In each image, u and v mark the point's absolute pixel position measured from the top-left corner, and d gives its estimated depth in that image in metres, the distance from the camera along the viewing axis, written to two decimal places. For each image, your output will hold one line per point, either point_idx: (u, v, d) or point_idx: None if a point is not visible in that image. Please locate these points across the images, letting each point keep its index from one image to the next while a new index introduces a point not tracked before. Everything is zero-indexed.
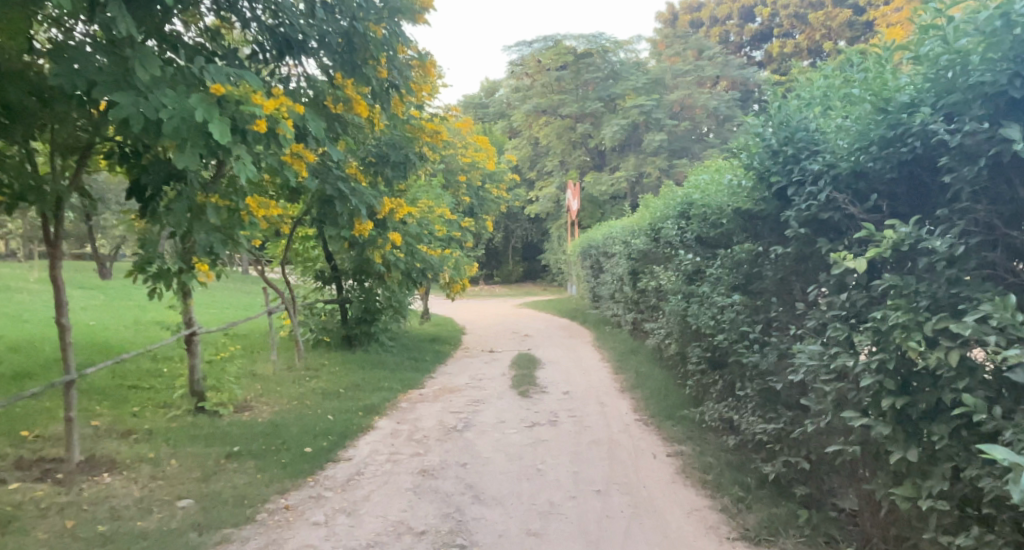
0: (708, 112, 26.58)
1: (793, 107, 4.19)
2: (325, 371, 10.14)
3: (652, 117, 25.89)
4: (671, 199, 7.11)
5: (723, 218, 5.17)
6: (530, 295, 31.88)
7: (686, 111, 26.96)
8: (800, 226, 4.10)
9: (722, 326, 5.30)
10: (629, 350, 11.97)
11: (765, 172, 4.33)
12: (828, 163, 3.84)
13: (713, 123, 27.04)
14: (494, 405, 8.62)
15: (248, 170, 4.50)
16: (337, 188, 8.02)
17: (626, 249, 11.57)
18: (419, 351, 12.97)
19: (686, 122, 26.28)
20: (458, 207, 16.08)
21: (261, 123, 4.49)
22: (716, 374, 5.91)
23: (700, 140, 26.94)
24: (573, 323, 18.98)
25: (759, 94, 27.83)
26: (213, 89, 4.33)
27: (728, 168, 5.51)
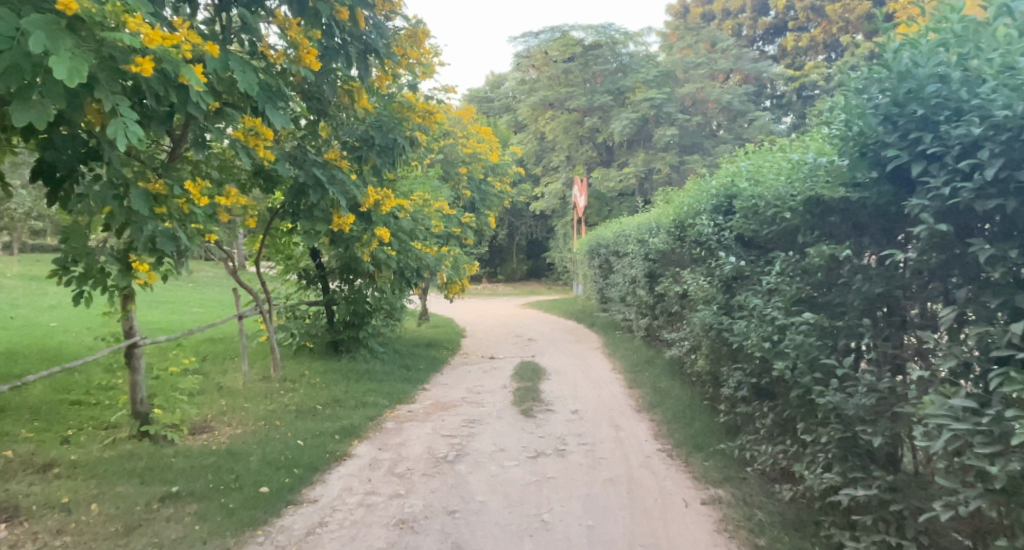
0: (721, 107, 25.44)
1: (920, 49, 3.33)
2: (303, 382, 9.06)
3: (662, 111, 24.75)
4: (705, 189, 6.01)
5: (788, 213, 4.19)
6: (535, 295, 30.83)
7: (699, 106, 25.81)
8: (936, 221, 3.31)
9: (780, 350, 4.21)
10: (644, 362, 10.85)
11: (875, 142, 3.51)
12: (995, 125, 3.01)
13: (726, 118, 25.90)
14: (494, 427, 7.54)
15: (132, 131, 3.74)
16: (312, 176, 6.91)
17: (641, 248, 10.45)
18: (412, 358, 11.83)
19: (699, 117, 25.16)
20: (458, 202, 14.95)
21: (143, 62, 3.82)
22: (765, 406, 4.82)
23: (711, 136, 25.83)
24: (580, 327, 17.84)
25: (774, 89, 26.69)
26: (62, 8, 3.55)
27: (792, 152, 4.40)
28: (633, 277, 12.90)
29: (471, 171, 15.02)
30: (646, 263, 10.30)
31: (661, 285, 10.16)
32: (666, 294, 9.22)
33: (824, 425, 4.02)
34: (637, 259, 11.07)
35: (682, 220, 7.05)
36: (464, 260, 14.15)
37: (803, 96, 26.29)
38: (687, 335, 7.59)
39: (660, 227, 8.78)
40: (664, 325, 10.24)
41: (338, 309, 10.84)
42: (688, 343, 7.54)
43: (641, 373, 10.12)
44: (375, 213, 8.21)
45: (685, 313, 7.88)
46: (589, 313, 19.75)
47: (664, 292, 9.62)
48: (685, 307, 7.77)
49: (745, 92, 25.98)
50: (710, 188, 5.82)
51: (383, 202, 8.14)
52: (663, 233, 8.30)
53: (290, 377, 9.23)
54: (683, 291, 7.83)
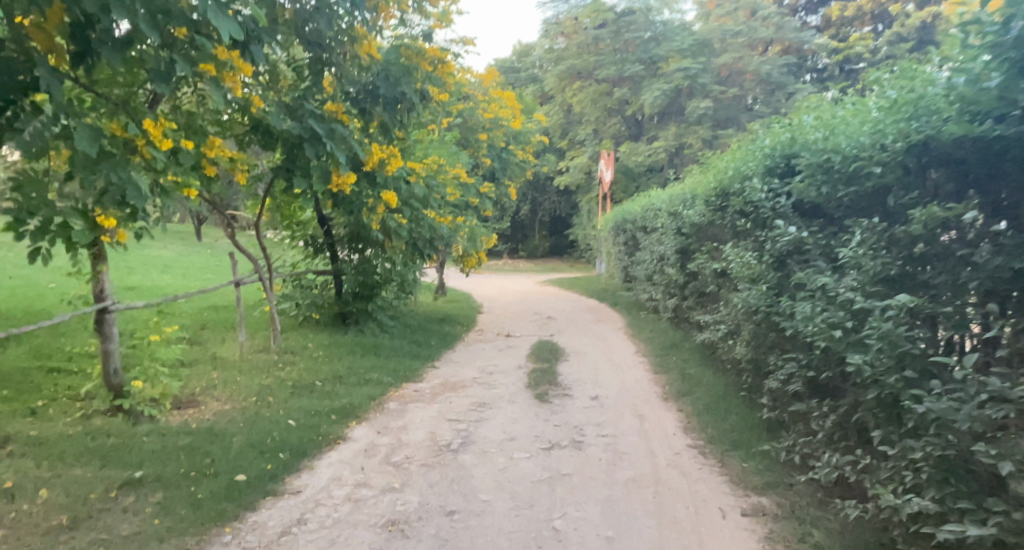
0: (759, 79, 24.40)
1: None
2: (303, 355, 8.42)
3: (696, 83, 23.74)
4: (757, 150, 5.26)
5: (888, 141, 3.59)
6: (556, 272, 30.10)
7: (734, 78, 24.77)
8: None
9: (866, 344, 3.54)
10: (670, 347, 10.12)
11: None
12: None
13: (762, 92, 24.83)
14: (506, 413, 6.87)
15: None
16: (309, 128, 6.22)
17: (672, 222, 9.69)
18: (424, 334, 11.16)
19: (734, 89, 24.14)
20: (477, 170, 14.23)
21: None
22: (825, 407, 4.12)
23: (746, 110, 24.83)
24: (602, 307, 17.12)
25: (814, 62, 25.56)
26: None
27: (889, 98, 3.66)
28: (662, 254, 12.13)
29: (492, 139, 14.29)
30: (676, 237, 9.53)
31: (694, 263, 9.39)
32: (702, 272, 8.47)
33: (919, 439, 3.39)
34: (668, 235, 10.30)
35: (727, 188, 6.34)
36: (483, 231, 13.47)
37: (845, 70, 25.14)
38: (724, 317, 6.85)
39: (696, 198, 8.01)
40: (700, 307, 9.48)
41: (345, 278, 10.19)
42: (723, 326, 6.81)
43: (667, 359, 9.41)
44: (381, 173, 7.50)
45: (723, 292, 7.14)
46: (612, 292, 18.99)
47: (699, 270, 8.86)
48: (724, 285, 7.04)
49: (784, 66, 24.88)
50: (764, 149, 5.09)
51: (390, 161, 7.42)
52: (698, 204, 7.56)
53: (291, 350, 8.60)
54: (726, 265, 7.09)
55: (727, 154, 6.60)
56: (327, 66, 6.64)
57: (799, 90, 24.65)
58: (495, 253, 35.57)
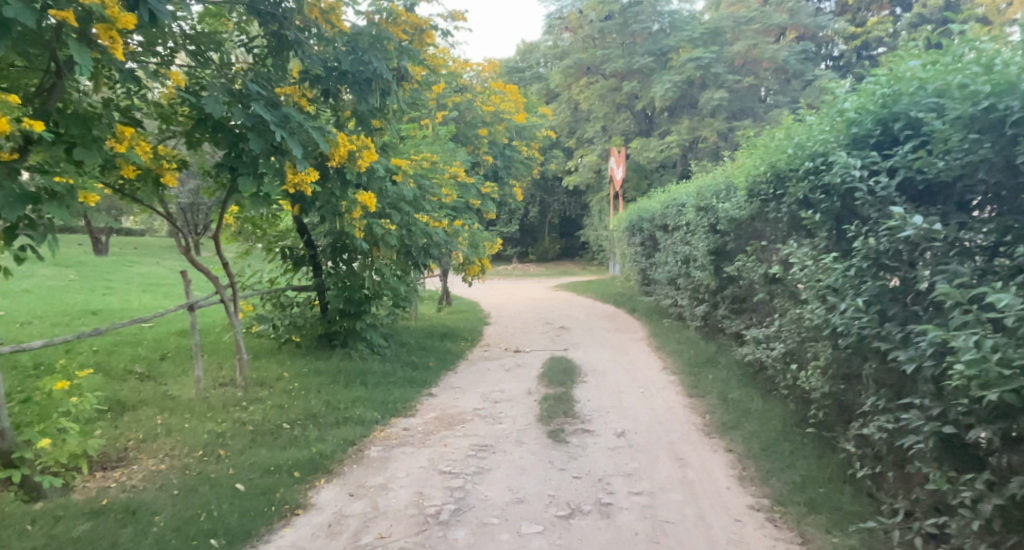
0: (775, 68, 23.12)
1: None
2: (273, 388, 7.07)
3: (710, 72, 22.38)
4: (840, 119, 4.02)
5: None
6: (568, 276, 28.79)
7: (748, 66, 23.44)
8: None
9: None
10: (705, 364, 8.79)
11: None
12: None
13: (779, 80, 23.51)
14: (515, 460, 5.59)
15: None
16: (253, 115, 4.89)
17: (701, 220, 8.42)
18: (421, 355, 9.83)
19: (750, 79, 22.86)
20: (478, 170, 12.95)
21: None
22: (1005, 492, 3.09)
23: (761, 101, 23.58)
24: (619, 314, 15.81)
25: (832, 47, 24.23)
26: None
27: None
28: (689, 256, 10.81)
29: (494, 135, 13.02)
30: (709, 236, 8.22)
31: (732, 266, 8.08)
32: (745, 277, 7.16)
33: None
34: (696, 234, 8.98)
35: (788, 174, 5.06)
36: (488, 237, 12.19)
37: (863, 56, 23.86)
38: (782, 334, 5.56)
39: (736, 190, 6.73)
40: (742, 318, 8.18)
41: (329, 294, 8.92)
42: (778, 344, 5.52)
43: (703, 379, 8.09)
44: (352, 169, 6.07)
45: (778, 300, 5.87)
46: (630, 297, 17.66)
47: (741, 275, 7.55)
48: (781, 294, 5.75)
49: (800, 51, 23.64)
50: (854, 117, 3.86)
51: (363, 154, 6.00)
52: (742, 196, 6.28)
53: (260, 382, 7.26)
54: (786, 267, 5.80)
55: (785, 131, 5.30)
56: (291, 47, 5.46)
57: (819, 76, 23.33)
58: (504, 257, 34.24)
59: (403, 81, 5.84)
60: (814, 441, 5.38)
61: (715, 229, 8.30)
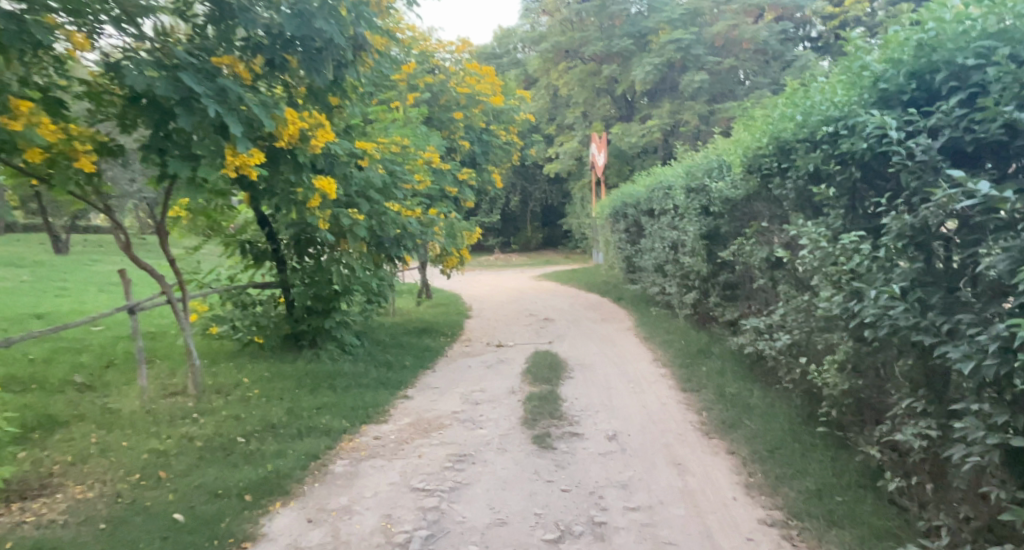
0: (755, 48, 22.71)
1: None
2: (229, 396, 6.42)
3: (690, 54, 21.95)
4: (868, 76, 3.68)
5: None
6: (551, 265, 28.24)
7: (729, 47, 22.96)
8: None
9: None
10: (699, 356, 8.25)
11: None
12: None
13: (760, 61, 23.12)
14: (496, 472, 5.01)
15: None
16: (182, 89, 4.25)
17: (691, 201, 7.88)
18: (396, 353, 9.22)
19: (731, 60, 22.43)
20: (454, 156, 12.32)
21: None
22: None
23: (743, 83, 23.19)
24: (604, 303, 15.27)
25: (812, 26, 23.85)
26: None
27: None
28: (677, 241, 10.28)
29: (470, 119, 12.39)
30: (702, 219, 7.68)
31: (727, 249, 7.54)
32: (743, 262, 6.62)
33: None
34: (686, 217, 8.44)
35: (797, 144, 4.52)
36: (465, 226, 11.56)
37: (843, 35, 23.53)
38: (789, 324, 5.05)
39: (733, 166, 6.18)
40: (739, 306, 7.65)
41: (295, 291, 8.30)
42: (785, 335, 5.01)
43: (698, 372, 7.56)
44: (304, 151, 5.41)
45: (782, 286, 5.36)
46: (615, 285, 17.13)
47: (738, 259, 7.01)
48: (786, 279, 5.22)
49: (780, 31, 23.28)
50: (887, 71, 3.57)
51: (317, 136, 5.35)
52: (740, 173, 5.73)
53: (215, 390, 6.60)
54: (792, 249, 5.27)
55: (791, 98, 4.75)
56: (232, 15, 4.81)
57: (800, 56, 22.97)
58: (486, 247, 33.56)
59: (367, 51, 5.29)
60: (827, 442, 4.86)
61: (708, 211, 7.76)
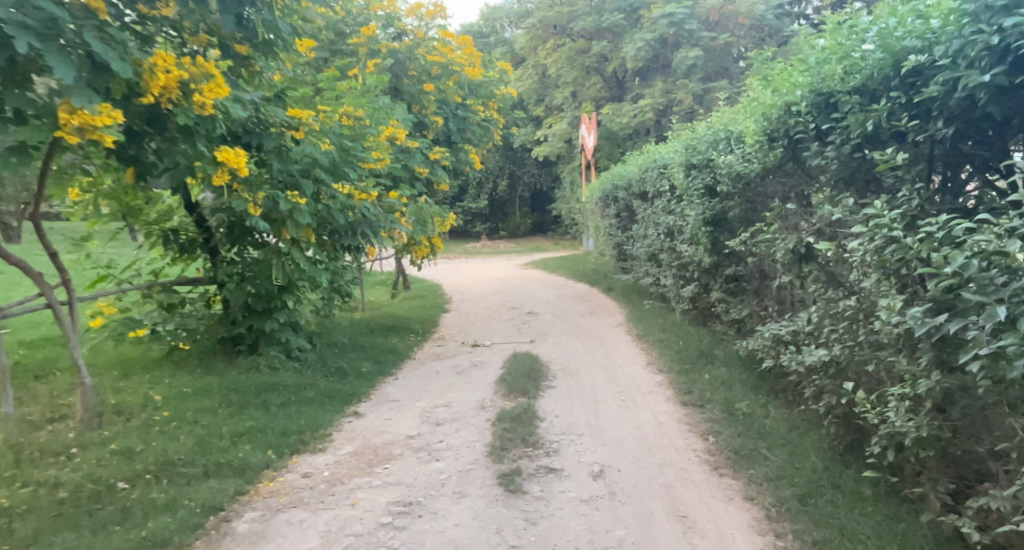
0: (751, 24, 21.62)
1: None
2: (126, 424, 5.29)
3: (684, 29, 20.79)
4: None
5: None
6: (540, 251, 27.07)
7: (723, 22, 21.83)
8: None
9: None
10: (703, 361, 7.08)
11: None
12: None
13: (755, 38, 22.08)
14: (445, 531, 3.86)
15: None
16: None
17: (693, 180, 6.69)
18: (353, 358, 8.02)
19: (725, 36, 21.32)
20: (426, 133, 11.10)
21: None
22: None
23: (738, 61, 22.13)
24: (593, 294, 14.13)
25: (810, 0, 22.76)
26: None
27: None
28: (674, 227, 9.11)
29: (443, 92, 11.15)
30: (707, 201, 6.49)
31: (736, 235, 6.37)
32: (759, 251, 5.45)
33: None
34: (686, 200, 7.27)
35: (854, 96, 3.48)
36: (436, 211, 10.35)
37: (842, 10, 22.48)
38: (830, 334, 3.89)
39: (749, 133, 5.00)
40: (751, 303, 6.48)
41: (228, 288, 7.09)
42: (822, 349, 3.86)
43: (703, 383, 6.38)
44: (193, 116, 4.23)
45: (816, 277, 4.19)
46: (605, 275, 15.96)
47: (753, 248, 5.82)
48: (821, 275, 4.06)
49: (774, 6, 22.54)
50: None
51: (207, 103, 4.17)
52: (760, 141, 4.54)
53: (115, 415, 5.50)
54: (830, 236, 4.11)
55: (840, 37, 3.56)
56: None
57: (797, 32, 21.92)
58: (473, 234, 32.26)
59: None
60: (880, 494, 3.68)
61: (714, 192, 6.58)
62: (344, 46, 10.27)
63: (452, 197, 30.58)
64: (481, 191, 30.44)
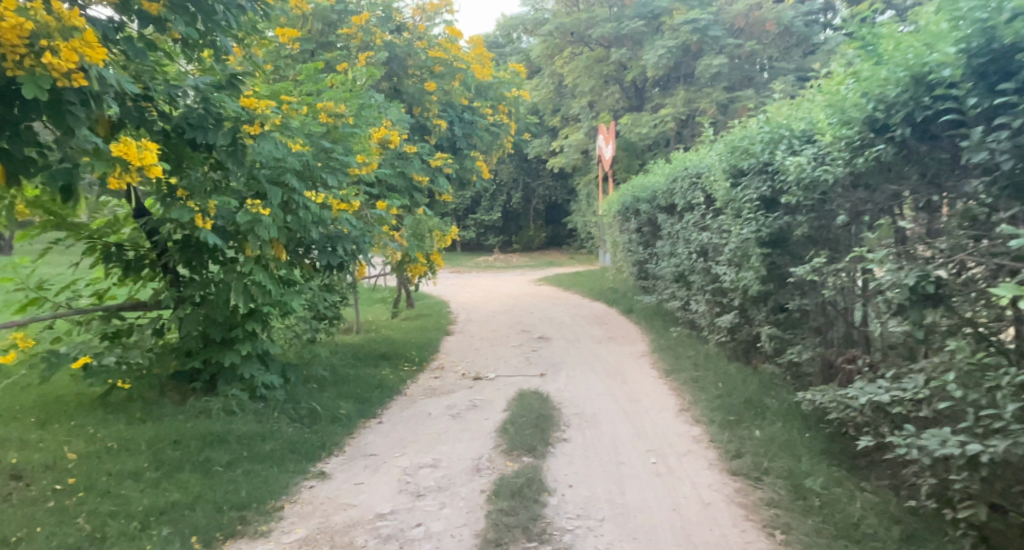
0: (778, 31, 20.40)
1: None
2: (12, 497, 4.11)
3: (708, 36, 19.57)
4: None
5: None
6: (554, 266, 25.85)
7: (748, 29, 20.64)
8: None
9: None
10: (751, 417, 5.82)
11: None
12: None
13: (780, 47, 20.87)
14: None
15: None
16: None
17: (742, 192, 5.48)
18: (332, 395, 6.77)
19: (751, 44, 20.10)
20: (428, 138, 9.94)
21: None
22: None
23: (763, 71, 20.90)
24: (611, 316, 12.91)
25: (841, 7, 21.47)
26: None
27: None
28: (712, 246, 7.89)
29: (448, 92, 9.98)
30: (765, 216, 5.27)
31: (802, 261, 5.18)
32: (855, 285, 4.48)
33: None
34: (732, 218, 6.06)
35: None
36: (437, 225, 9.17)
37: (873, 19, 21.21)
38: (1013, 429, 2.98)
39: (837, 131, 3.81)
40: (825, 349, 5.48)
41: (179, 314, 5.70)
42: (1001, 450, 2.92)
43: (758, 450, 5.11)
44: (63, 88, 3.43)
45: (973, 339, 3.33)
46: (624, 294, 14.70)
47: (831, 279, 4.66)
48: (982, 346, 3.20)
49: (803, 13, 21.28)
50: None
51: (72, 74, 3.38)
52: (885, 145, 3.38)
53: (9, 481, 4.33)
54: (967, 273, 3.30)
55: None
56: None
57: (827, 39, 20.72)
58: (485, 247, 31.09)
59: None
60: None
61: (775, 205, 5.35)
62: (336, 37, 9.06)
63: (463, 209, 29.44)
64: (493, 203, 29.27)
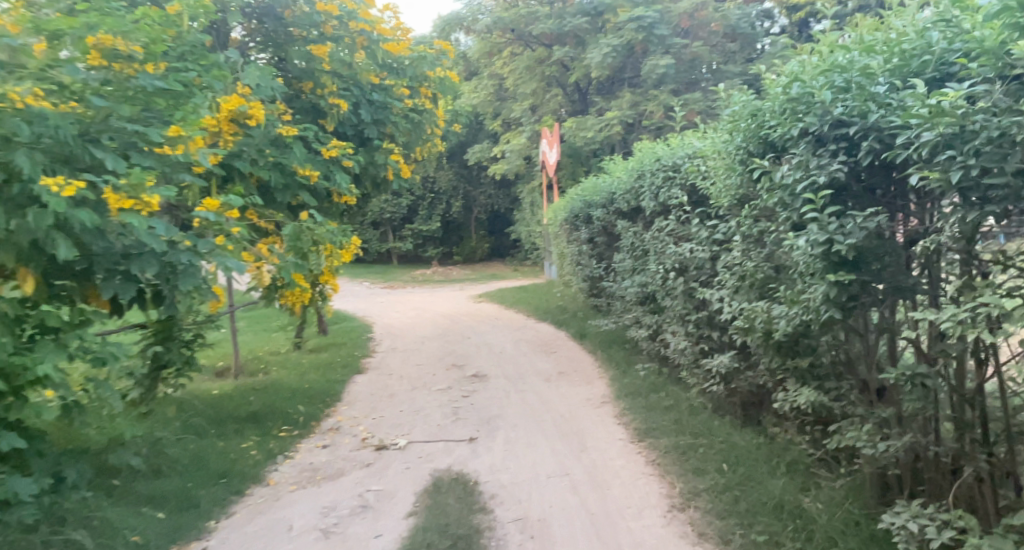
0: (727, 30, 18.53)
1: None
2: None
3: (654, 34, 17.60)
4: None
5: None
6: (496, 280, 23.55)
7: (695, 30, 18.78)
8: None
9: None
10: (793, 544, 3.66)
11: None
12: None
13: (728, 48, 19.05)
14: None
15: None
16: None
17: (785, 184, 3.36)
18: (137, 501, 4.46)
19: (700, 42, 18.17)
20: (324, 123, 7.59)
21: None
22: None
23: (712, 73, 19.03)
24: (561, 343, 10.72)
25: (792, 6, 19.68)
26: None
27: None
28: (700, 262, 5.77)
29: (351, 66, 7.63)
30: (836, 219, 3.21)
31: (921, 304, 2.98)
32: None
33: None
34: (763, 226, 3.93)
35: None
36: (329, 233, 6.66)
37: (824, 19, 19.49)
38: None
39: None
40: (913, 436, 3.48)
41: None
42: None
43: None
44: None
45: None
46: (574, 315, 12.48)
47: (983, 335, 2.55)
48: None
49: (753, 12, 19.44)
50: None
51: None
52: None
53: None
54: None
55: None
56: None
57: (777, 41, 19.00)
58: (425, 259, 28.66)
59: None
60: None
61: (840, 206, 3.26)
62: None
63: (398, 218, 26.96)
64: (431, 212, 26.88)
